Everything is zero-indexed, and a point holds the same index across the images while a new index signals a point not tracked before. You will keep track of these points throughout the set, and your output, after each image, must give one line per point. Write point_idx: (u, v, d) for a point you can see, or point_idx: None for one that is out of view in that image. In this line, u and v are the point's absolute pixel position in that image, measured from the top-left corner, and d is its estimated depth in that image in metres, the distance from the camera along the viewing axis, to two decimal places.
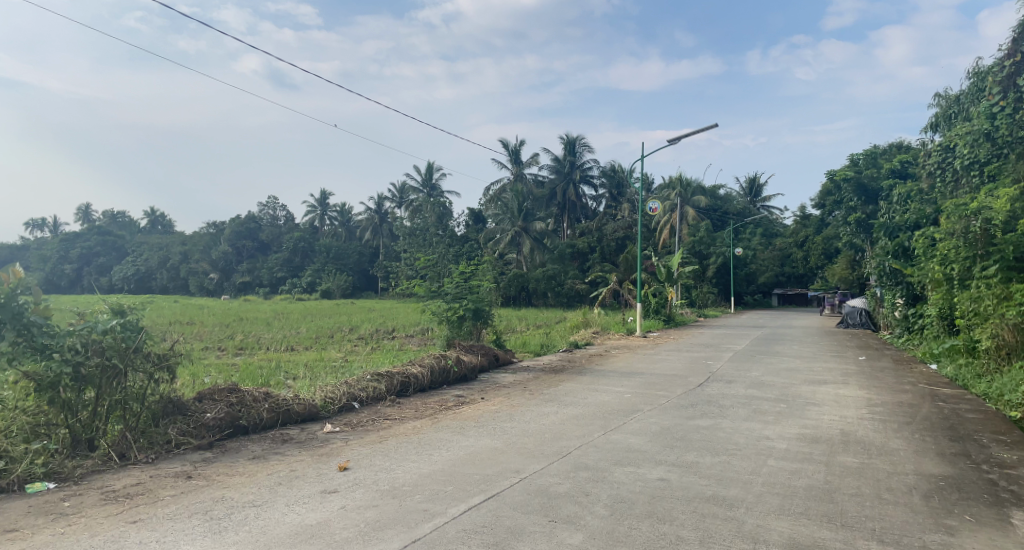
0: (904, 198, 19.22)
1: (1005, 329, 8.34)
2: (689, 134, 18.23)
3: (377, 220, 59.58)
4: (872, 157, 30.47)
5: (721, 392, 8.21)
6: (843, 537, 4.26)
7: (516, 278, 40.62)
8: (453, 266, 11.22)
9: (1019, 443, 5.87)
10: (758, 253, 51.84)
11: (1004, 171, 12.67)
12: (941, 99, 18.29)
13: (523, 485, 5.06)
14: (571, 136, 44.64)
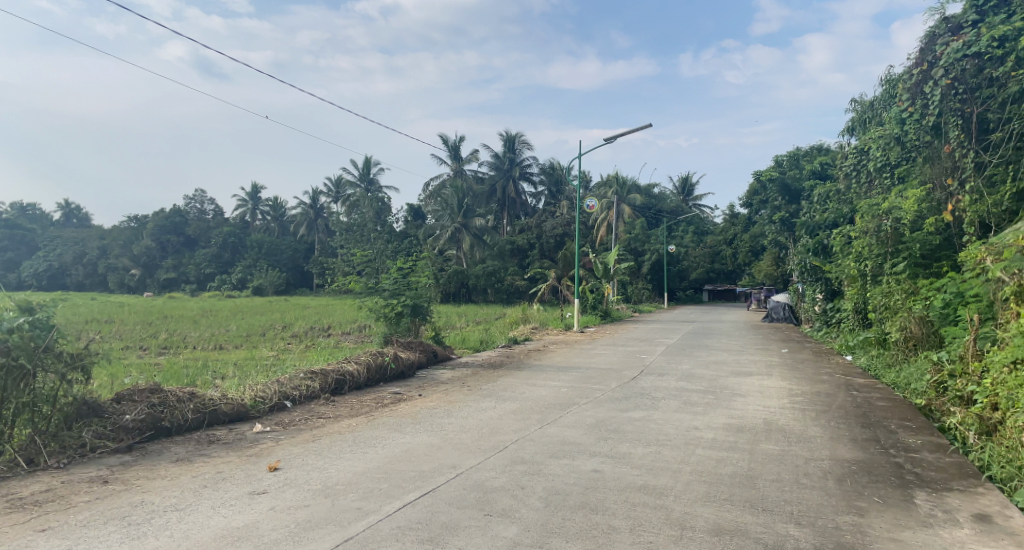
0: (824, 198, 20.18)
1: (913, 322, 8.88)
2: (623, 133, 18.79)
3: (311, 216, 58.46)
4: (795, 158, 31.37)
5: (654, 384, 8.45)
6: (762, 521, 4.47)
7: (457, 275, 40.28)
8: (390, 261, 11.08)
9: (922, 429, 6.30)
10: (689, 250, 53.62)
11: (911, 173, 13.10)
12: (856, 104, 19.26)
13: (459, 481, 5.08)
14: (510, 133, 45.15)
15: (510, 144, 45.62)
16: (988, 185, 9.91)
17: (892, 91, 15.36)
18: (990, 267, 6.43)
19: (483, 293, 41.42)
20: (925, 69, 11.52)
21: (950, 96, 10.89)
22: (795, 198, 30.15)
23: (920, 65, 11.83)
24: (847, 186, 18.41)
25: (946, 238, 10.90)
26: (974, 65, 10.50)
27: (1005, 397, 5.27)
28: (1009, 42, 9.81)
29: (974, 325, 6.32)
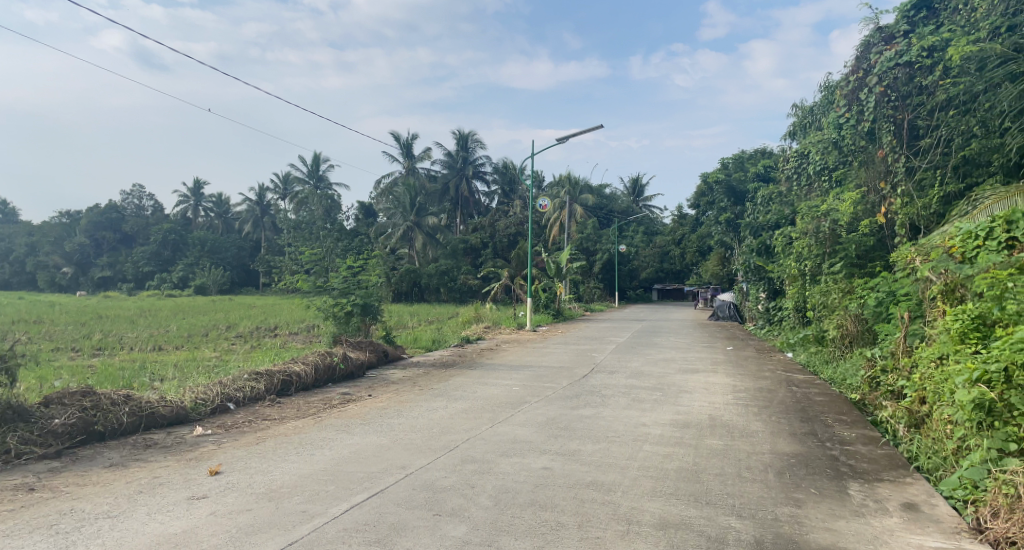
0: (767, 200, 20.85)
1: (849, 320, 9.31)
2: (575, 134, 19.54)
3: (258, 214, 57.71)
4: (740, 161, 32.46)
5: (604, 382, 8.57)
6: (706, 514, 4.59)
7: (409, 274, 39.97)
8: (340, 260, 10.91)
9: (856, 422, 6.57)
10: (639, 250, 54.79)
11: (848, 177, 13.68)
12: (798, 110, 19.84)
13: (408, 481, 5.05)
14: (463, 131, 45.34)
15: (463, 143, 45.54)
16: (918, 189, 10.38)
17: (830, 97, 15.97)
18: (919, 267, 6.78)
19: (435, 292, 41.14)
20: (861, 76, 12.13)
21: (884, 103, 11.49)
22: (739, 199, 31.10)
23: (856, 73, 12.30)
24: (788, 189, 18.97)
25: (879, 240, 11.39)
26: (905, 74, 11.00)
27: (932, 391, 5.59)
28: (936, 52, 10.37)
29: (905, 322, 6.62)
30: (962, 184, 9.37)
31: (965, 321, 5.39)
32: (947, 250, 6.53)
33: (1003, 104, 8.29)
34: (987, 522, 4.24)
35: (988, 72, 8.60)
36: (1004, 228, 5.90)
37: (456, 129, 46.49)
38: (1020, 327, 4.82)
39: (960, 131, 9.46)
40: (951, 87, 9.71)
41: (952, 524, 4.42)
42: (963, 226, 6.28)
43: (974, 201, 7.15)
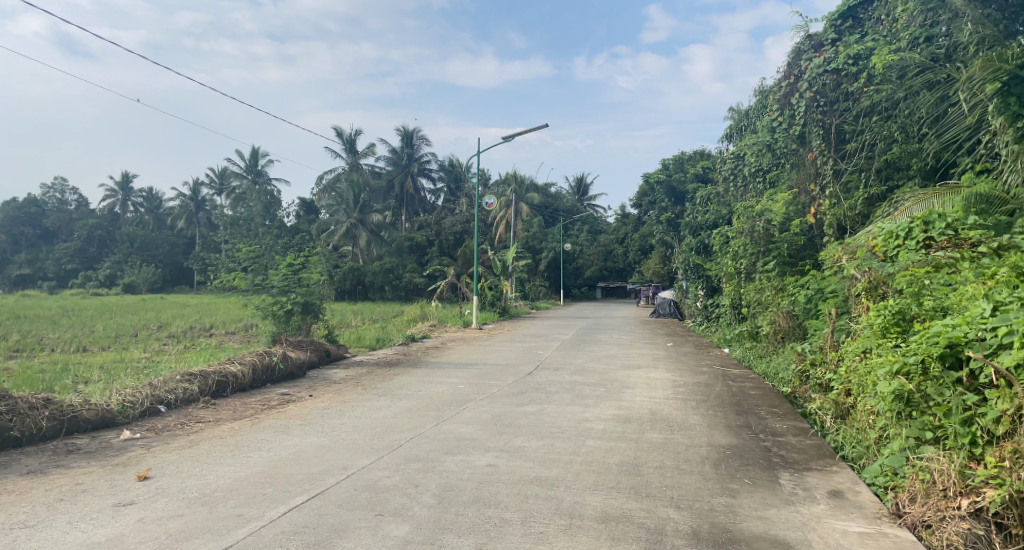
0: (705, 200, 21.57)
1: (782, 316, 9.68)
2: (520, 132, 20.33)
3: (192, 208, 56.82)
4: (679, 161, 33.33)
5: (549, 378, 8.66)
6: (645, 506, 4.69)
7: (353, 272, 39.29)
8: (280, 257, 10.65)
9: (786, 414, 6.86)
10: (584, 249, 55.67)
11: (780, 179, 14.10)
12: (734, 113, 20.40)
13: (350, 481, 4.98)
14: (407, 128, 45.37)
15: (408, 140, 45.59)
16: (844, 191, 10.81)
17: (764, 102, 16.62)
18: (845, 265, 7.11)
19: (381, 290, 40.92)
20: (792, 81, 12.87)
21: (814, 108, 11.98)
22: (679, 200, 32.08)
23: (787, 79, 13.22)
24: (725, 190, 19.54)
25: (808, 238, 11.74)
26: (832, 80, 11.56)
27: (856, 383, 5.87)
28: (862, 60, 11.02)
29: (832, 318, 6.90)
30: (885, 186, 9.82)
31: (886, 316, 5.60)
32: (870, 249, 6.93)
33: (921, 111, 8.79)
34: (905, 506, 4.53)
35: (908, 80, 9.21)
36: (921, 228, 6.28)
37: (400, 126, 46.55)
38: (935, 321, 5.12)
39: (882, 136, 9.93)
40: (875, 94, 10.25)
41: (873, 509, 4.68)
42: (885, 226, 6.65)
43: (894, 203, 7.58)
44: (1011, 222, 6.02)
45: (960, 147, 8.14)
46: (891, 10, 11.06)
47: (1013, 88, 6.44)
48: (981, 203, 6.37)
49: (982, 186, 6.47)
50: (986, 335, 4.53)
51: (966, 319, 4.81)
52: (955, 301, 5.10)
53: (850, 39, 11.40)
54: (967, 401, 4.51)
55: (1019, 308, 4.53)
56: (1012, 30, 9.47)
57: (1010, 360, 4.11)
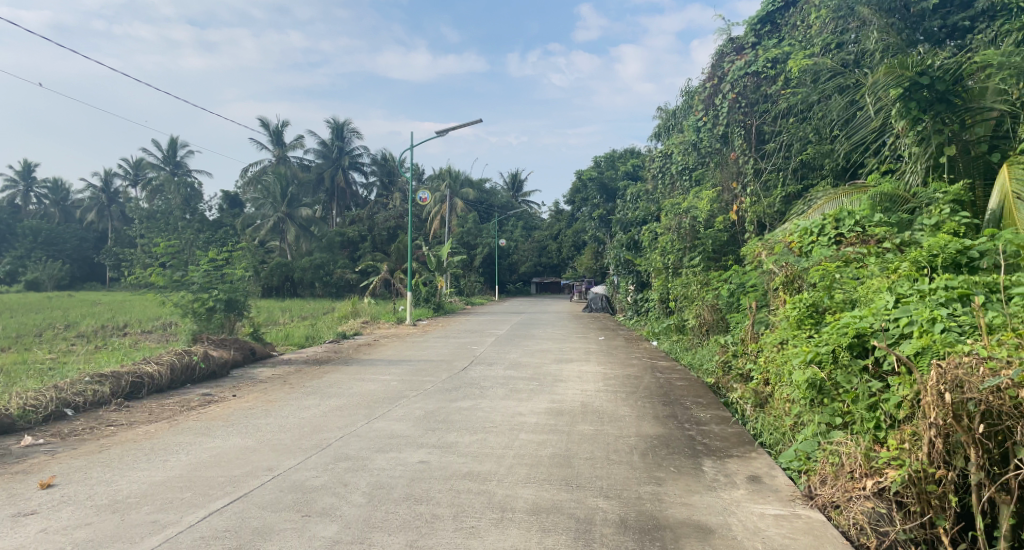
0: (636, 197, 22.14)
1: (706, 310, 10.06)
2: (454, 127, 20.79)
3: (104, 201, 54.28)
4: (611, 159, 34.08)
5: (483, 373, 8.70)
6: (575, 497, 4.78)
7: (280, 267, 38.62)
8: (201, 252, 10.27)
9: (710, 404, 7.13)
10: (518, 245, 56.50)
11: (705, 177, 14.43)
12: (662, 112, 20.93)
13: (276, 482, 4.85)
14: (338, 122, 45.23)
15: (337, 132, 45.23)
16: (764, 189, 11.32)
17: (689, 103, 17.20)
18: (764, 260, 7.47)
19: (310, 287, 40.64)
20: (716, 82, 13.47)
21: (736, 109, 12.56)
22: (611, 197, 32.88)
23: (711, 80, 13.94)
24: (654, 187, 20.11)
25: (731, 235, 12.26)
26: (753, 82, 12.20)
27: (773, 372, 6.15)
28: (779, 64, 11.64)
29: (752, 310, 7.22)
30: (801, 185, 10.28)
31: (801, 308, 5.86)
32: (788, 245, 7.27)
33: (832, 114, 9.24)
34: (816, 489, 4.81)
35: (821, 84, 9.66)
36: (833, 225, 6.65)
37: (330, 120, 46.30)
38: (844, 313, 5.43)
39: (798, 137, 10.36)
40: (791, 97, 10.74)
41: (788, 493, 4.94)
42: (801, 223, 7.00)
43: (808, 201, 8.01)
44: (912, 218, 6.44)
45: (868, 149, 8.72)
46: (805, 16, 11.64)
47: (914, 94, 6.82)
48: (885, 201, 6.77)
49: (886, 186, 6.87)
50: (889, 325, 4.85)
51: (872, 311, 5.12)
52: (862, 294, 5.44)
53: (769, 44, 12.03)
54: (872, 388, 4.78)
55: (918, 301, 4.89)
56: (913, 39, 10.20)
57: (910, 348, 4.41)
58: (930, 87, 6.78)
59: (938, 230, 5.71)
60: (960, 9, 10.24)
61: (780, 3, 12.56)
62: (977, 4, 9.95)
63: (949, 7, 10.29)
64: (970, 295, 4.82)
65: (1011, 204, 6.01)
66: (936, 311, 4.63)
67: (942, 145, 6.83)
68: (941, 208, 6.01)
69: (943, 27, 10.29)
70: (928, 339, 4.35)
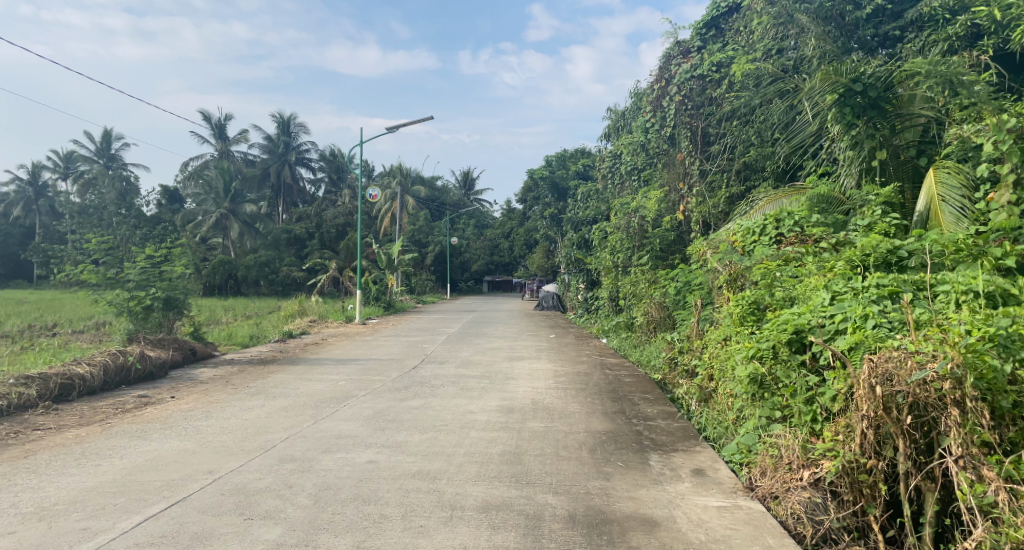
0: (586, 197, 22.47)
1: (654, 308, 10.29)
2: (405, 124, 21.15)
3: (32, 196, 51.74)
4: (562, 158, 34.52)
5: (434, 372, 8.67)
6: (525, 494, 4.81)
7: (223, 265, 37.67)
8: (137, 248, 9.97)
9: (657, 399, 7.29)
10: (470, 243, 56.71)
11: (653, 177, 14.72)
12: (612, 113, 21.20)
13: (217, 485, 4.73)
14: (283, 117, 44.98)
15: (284, 127, 44.94)
16: (709, 190, 11.55)
17: (638, 104, 17.52)
18: (709, 259, 7.65)
19: (254, 285, 39.33)
20: (664, 84, 13.76)
21: (682, 111, 12.89)
22: (562, 195, 33.30)
23: (659, 82, 14.18)
24: (603, 187, 20.42)
25: (677, 234, 12.53)
26: (698, 85, 12.55)
27: (717, 368, 6.32)
28: (723, 68, 12.01)
29: (697, 308, 7.40)
30: (744, 187, 10.58)
31: (744, 306, 6.04)
32: (731, 244, 7.49)
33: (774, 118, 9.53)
34: (757, 480, 4.97)
35: (763, 88, 9.96)
36: (774, 225, 6.90)
37: (275, 115, 45.83)
38: (783, 310, 5.61)
39: (741, 140, 10.68)
40: (734, 100, 11.04)
41: (730, 485, 5.09)
42: (744, 223, 7.22)
43: (750, 202, 8.29)
44: (846, 219, 6.72)
45: (806, 152, 9.05)
46: (747, 22, 11.99)
47: (849, 99, 7.16)
48: (822, 203, 7.05)
49: (823, 188, 7.16)
50: (825, 322, 5.05)
51: (810, 308, 5.33)
52: (800, 292, 5.65)
53: (713, 48, 12.37)
54: (809, 382, 4.95)
55: (852, 299, 5.11)
56: (848, 47, 10.62)
57: (844, 344, 4.59)
58: (863, 94, 7.14)
59: (870, 230, 6.00)
60: (891, 19, 10.77)
61: (724, 9, 12.99)
62: (906, 15, 10.49)
63: (881, 16, 10.81)
64: (899, 293, 5.08)
65: (936, 207, 6.36)
66: (869, 308, 4.85)
67: (874, 150, 7.15)
68: (874, 210, 6.29)
69: (875, 36, 10.79)
70: (861, 335, 4.54)
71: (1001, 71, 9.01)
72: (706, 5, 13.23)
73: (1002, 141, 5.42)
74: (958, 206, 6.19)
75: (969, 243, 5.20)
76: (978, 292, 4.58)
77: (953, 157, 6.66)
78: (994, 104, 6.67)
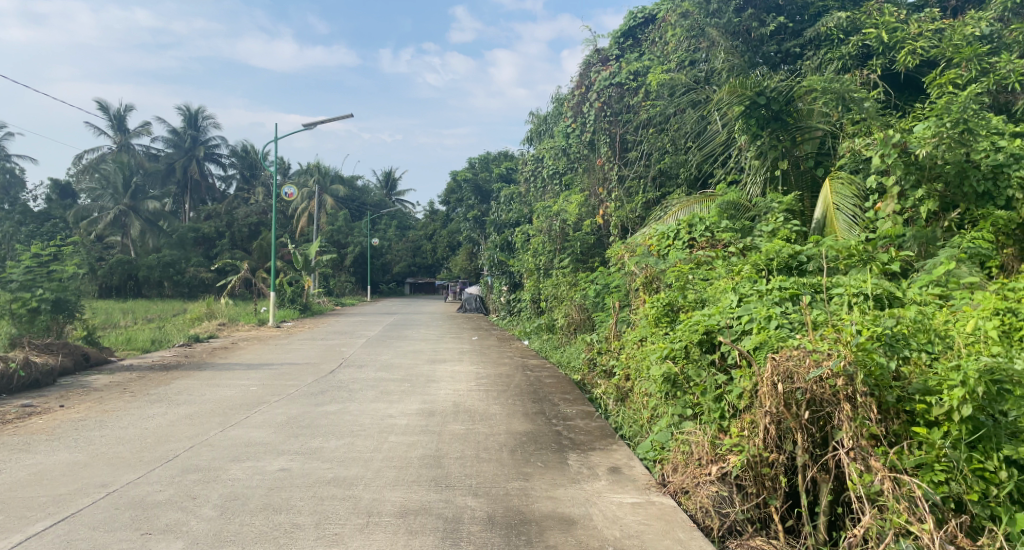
0: (509, 200, 22.75)
1: (574, 309, 10.52)
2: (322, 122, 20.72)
3: None
4: (486, 160, 34.87)
5: (353, 376, 8.49)
6: (445, 497, 4.78)
7: (122, 265, 35.28)
8: (21, 247, 9.36)
9: (576, 399, 7.44)
10: (391, 244, 56.13)
11: (573, 181, 15.05)
12: (534, 117, 21.50)
13: (111, 499, 4.43)
14: (189, 110, 43.50)
15: (190, 122, 43.50)
16: (627, 195, 11.83)
17: (559, 109, 17.87)
18: (626, 262, 7.87)
19: (156, 286, 37.11)
20: (584, 91, 14.16)
21: (601, 117, 13.31)
22: (484, 197, 33.41)
23: (579, 88, 14.53)
24: (525, 190, 20.74)
25: (598, 238, 12.88)
26: (617, 92, 12.88)
27: (633, 368, 6.49)
28: (639, 77, 12.47)
29: (616, 310, 7.62)
30: (659, 193, 10.92)
31: (658, 307, 6.22)
32: (648, 248, 7.75)
33: (687, 127, 9.96)
34: (669, 476, 5.14)
35: (677, 98, 10.38)
36: (687, 230, 7.22)
37: (180, 108, 44.09)
38: (695, 312, 5.83)
39: (657, 147, 11.06)
40: (651, 109, 11.43)
41: (644, 481, 5.25)
42: (660, 228, 7.52)
43: (663, 208, 8.63)
44: (752, 225, 7.12)
45: (716, 160, 9.52)
46: (662, 34, 12.50)
47: (754, 112, 7.60)
48: (731, 209, 7.47)
49: (731, 195, 7.59)
50: (733, 323, 5.26)
51: (719, 309, 5.55)
52: (711, 294, 5.90)
53: (630, 58, 12.88)
54: (718, 380, 5.14)
55: (757, 300, 5.36)
56: (753, 61, 11.13)
57: (749, 343, 4.79)
58: (767, 107, 7.57)
59: (774, 236, 6.35)
60: (791, 36, 11.41)
61: (641, 20, 13.53)
62: (805, 34, 11.13)
63: (783, 34, 11.42)
64: (798, 295, 5.37)
65: (831, 215, 6.81)
66: (772, 309, 5.10)
67: (777, 160, 7.63)
68: (777, 216, 6.69)
69: (778, 52, 11.32)
70: (764, 335, 4.75)
71: (886, 90, 9.84)
72: (623, 16, 13.74)
73: (888, 154, 6.12)
74: (850, 214, 6.68)
75: (859, 249, 5.67)
76: (868, 295, 4.92)
77: (846, 169, 7.20)
78: (880, 120, 7.30)
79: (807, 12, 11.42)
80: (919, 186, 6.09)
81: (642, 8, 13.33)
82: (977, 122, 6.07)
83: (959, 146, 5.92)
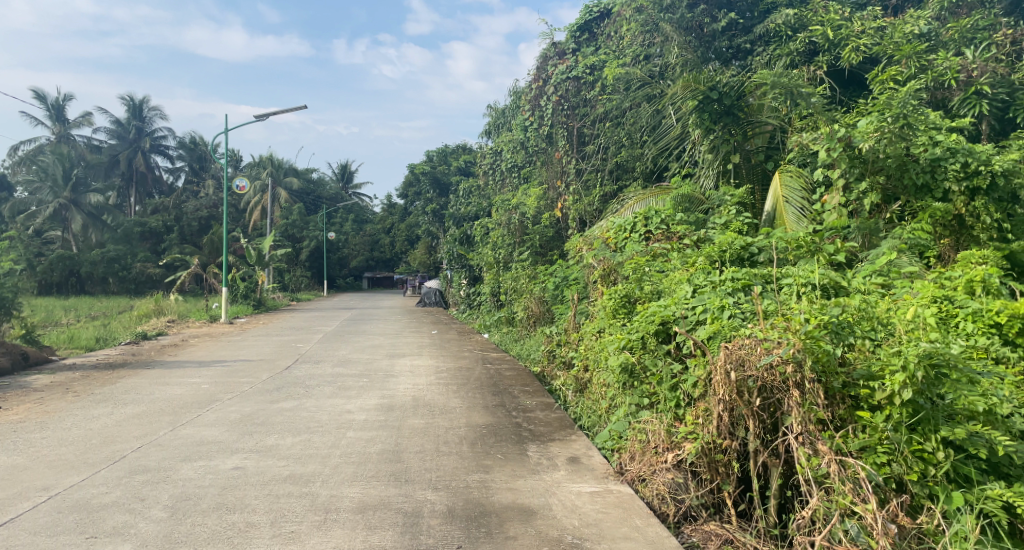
0: (467, 193, 22.72)
1: (534, 302, 10.58)
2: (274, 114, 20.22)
3: None
4: (444, 154, 34.71)
5: (310, 372, 8.36)
6: (404, 491, 4.76)
7: (63, 261, 34.15)
8: None
9: (536, 391, 7.51)
10: (348, 238, 55.31)
11: (531, 174, 15.12)
12: (492, 110, 21.46)
13: (53, 503, 4.28)
14: (135, 101, 42.03)
15: (136, 112, 42.02)
16: (584, 188, 11.97)
17: (516, 103, 17.88)
18: (585, 255, 7.95)
19: (100, 282, 36.00)
20: (541, 84, 14.30)
21: (559, 111, 13.41)
22: (443, 190, 33.22)
23: (537, 82, 14.59)
24: (484, 183, 20.72)
25: (557, 231, 13.02)
26: (574, 86, 13.02)
27: (592, 359, 6.57)
28: (596, 71, 12.59)
29: (574, 302, 7.72)
30: (615, 186, 11.03)
31: (616, 299, 6.29)
32: (604, 241, 7.84)
33: (642, 120, 10.10)
34: (627, 464, 5.23)
35: (632, 92, 10.50)
36: (643, 223, 7.32)
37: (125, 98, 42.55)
38: (651, 303, 5.92)
39: (613, 141, 11.21)
40: (607, 103, 11.56)
41: (602, 470, 5.32)
42: (616, 221, 7.58)
43: (619, 201, 8.75)
44: (705, 218, 7.31)
45: (670, 154, 9.71)
46: (618, 28, 12.61)
47: (706, 106, 7.80)
48: (685, 202, 7.62)
49: (685, 188, 7.74)
50: (688, 313, 5.38)
51: (675, 300, 5.65)
52: (666, 285, 6.00)
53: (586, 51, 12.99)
54: (673, 370, 5.23)
55: (710, 291, 5.48)
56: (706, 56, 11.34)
57: (703, 333, 4.88)
58: (720, 102, 7.78)
59: (727, 228, 6.56)
60: (742, 32, 11.65)
61: (596, 14, 13.64)
62: (755, 30, 11.38)
63: (734, 30, 11.63)
64: (750, 285, 5.50)
65: (780, 207, 7.00)
66: (725, 300, 5.22)
67: (729, 153, 7.91)
68: (729, 209, 6.93)
69: (730, 47, 11.60)
70: (718, 325, 4.86)
71: (830, 85, 10.14)
72: (580, 9, 13.83)
73: (834, 148, 6.41)
74: (798, 207, 6.87)
75: (808, 241, 5.86)
76: (815, 284, 5.07)
77: (794, 163, 7.40)
78: (827, 115, 7.54)
79: (757, 9, 11.67)
80: (863, 178, 6.42)
81: (597, 2, 13.43)
82: (916, 117, 6.31)
83: (900, 139, 6.16)
